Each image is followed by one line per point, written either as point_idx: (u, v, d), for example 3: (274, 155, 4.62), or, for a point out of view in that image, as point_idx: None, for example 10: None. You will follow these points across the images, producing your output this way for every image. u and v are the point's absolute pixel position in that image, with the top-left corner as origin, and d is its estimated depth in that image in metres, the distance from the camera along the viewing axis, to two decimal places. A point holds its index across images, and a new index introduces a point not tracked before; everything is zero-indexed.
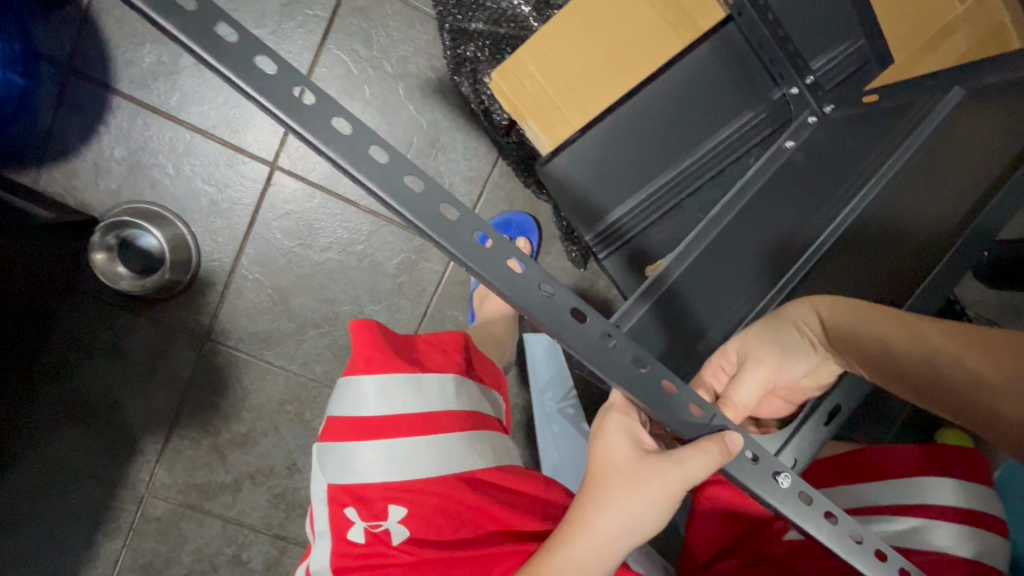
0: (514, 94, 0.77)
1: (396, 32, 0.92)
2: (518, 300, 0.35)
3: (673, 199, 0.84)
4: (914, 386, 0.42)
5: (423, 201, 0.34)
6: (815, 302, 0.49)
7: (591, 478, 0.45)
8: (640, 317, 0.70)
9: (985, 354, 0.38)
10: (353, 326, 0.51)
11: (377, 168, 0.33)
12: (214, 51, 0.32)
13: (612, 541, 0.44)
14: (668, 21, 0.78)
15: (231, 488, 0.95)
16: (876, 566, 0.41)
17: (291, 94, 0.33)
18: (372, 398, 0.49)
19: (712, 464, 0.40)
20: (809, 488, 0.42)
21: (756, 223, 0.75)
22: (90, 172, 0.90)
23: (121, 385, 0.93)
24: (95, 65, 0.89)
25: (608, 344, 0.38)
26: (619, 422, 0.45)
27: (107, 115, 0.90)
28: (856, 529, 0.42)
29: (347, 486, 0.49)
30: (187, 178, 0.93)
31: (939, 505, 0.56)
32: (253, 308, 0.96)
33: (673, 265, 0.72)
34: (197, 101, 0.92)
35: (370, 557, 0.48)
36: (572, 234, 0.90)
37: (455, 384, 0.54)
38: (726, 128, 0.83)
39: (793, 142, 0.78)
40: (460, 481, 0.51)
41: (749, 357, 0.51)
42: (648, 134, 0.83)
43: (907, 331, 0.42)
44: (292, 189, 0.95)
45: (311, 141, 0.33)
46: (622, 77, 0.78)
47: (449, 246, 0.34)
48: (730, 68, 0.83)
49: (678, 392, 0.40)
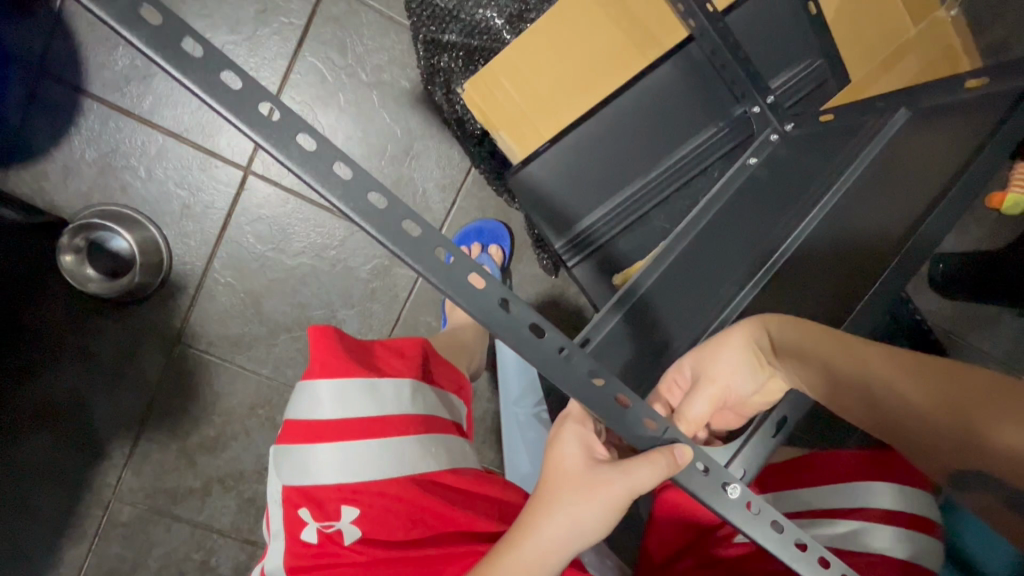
0: (486, 105, 0.78)
1: (371, 41, 0.93)
2: (475, 311, 0.36)
3: (641, 208, 0.88)
4: (856, 405, 0.45)
5: (385, 217, 0.35)
6: (765, 322, 0.50)
7: (546, 487, 0.47)
8: (612, 327, 0.73)
9: (918, 379, 0.40)
10: (311, 331, 0.52)
11: (341, 184, 0.34)
12: (184, 71, 0.33)
13: (561, 546, 0.46)
14: (634, 40, 0.81)
15: (200, 493, 0.95)
16: (818, 572, 0.43)
17: (252, 106, 0.34)
18: (328, 402, 0.51)
19: (661, 475, 0.42)
20: (756, 498, 0.44)
21: (722, 235, 0.78)
22: (60, 174, 0.90)
23: (89, 389, 0.93)
24: (66, 67, 0.89)
25: (569, 361, 0.39)
26: (574, 432, 0.48)
27: (78, 117, 0.90)
28: (801, 536, 0.44)
29: (301, 487, 0.50)
30: (159, 181, 0.93)
31: (884, 509, 0.59)
32: (225, 313, 0.96)
33: (644, 277, 0.74)
34: (170, 105, 0.93)
35: (323, 556, 0.49)
36: (543, 243, 0.91)
37: (411, 389, 0.55)
38: (692, 140, 0.87)
39: (755, 159, 0.82)
40: (413, 483, 0.52)
41: (701, 376, 0.53)
42: (620, 146, 0.85)
43: (847, 352, 0.44)
44: (265, 194, 0.96)
45: (270, 152, 0.34)
46: (590, 91, 0.81)
47: (409, 260, 0.35)
48: (695, 85, 0.86)
49: (633, 407, 0.42)
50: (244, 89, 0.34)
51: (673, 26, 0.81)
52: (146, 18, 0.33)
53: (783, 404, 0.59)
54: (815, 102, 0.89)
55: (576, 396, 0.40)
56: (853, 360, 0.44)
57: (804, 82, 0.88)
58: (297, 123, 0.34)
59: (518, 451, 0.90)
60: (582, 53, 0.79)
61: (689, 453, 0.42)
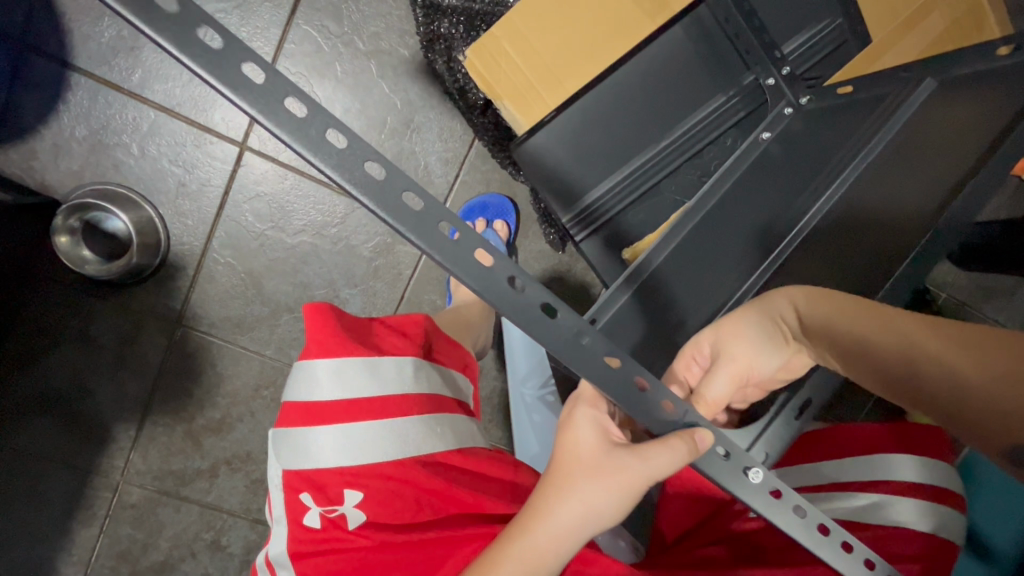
0: (488, 73, 0.74)
1: (367, 7, 0.89)
2: (484, 292, 0.34)
3: (651, 180, 0.85)
4: (891, 382, 0.42)
5: (384, 189, 0.33)
6: (791, 295, 0.48)
7: (554, 471, 0.45)
8: (621, 305, 0.70)
9: (970, 351, 0.38)
10: (306, 310, 0.49)
11: (335, 153, 0.32)
12: (156, 28, 0.30)
13: (573, 532, 0.44)
14: (646, 8, 0.77)
15: (207, 475, 0.95)
16: (840, 557, 0.42)
17: (235, 67, 0.31)
18: (326, 382, 0.48)
19: (681, 461, 0.40)
20: (780, 483, 0.42)
21: (742, 209, 0.74)
22: (51, 152, 0.87)
23: (92, 372, 0.92)
24: (51, 39, 0.85)
25: (581, 341, 0.37)
26: (586, 415, 0.46)
27: (66, 92, 0.86)
28: (825, 522, 0.42)
29: (302, 472, 0.48)
30: (153, 158, 0.90)
31: (902, 481, 0.57)
32: (225, 292, 0.94)
33: (654, 253, 0.71)
34: (162, 79, 0.89)
35: (325, 541, 0.48)
36: (549, 217, 0.89)
37: (414, 367, 0.53)
38: (702, 110, 0.84)
39: (769, 134, 0.79)
40: (418, 465, 0.50)
41: (721, 352, 0.50)
42: (623, 115, 0.83)
43: (888, 326, 0.42)
44: (262, 171, 0.93)
45: (258, 120, 0.31)
46: (598, 60, 0.78)
47: (414, 236, 0.33)
48: (706, 50, 0.83)
49: (651, 389, 0.40)
50: (223, 47, 0.31)
51: None
52: None
53: (808, 386, 0.57)
54: (831, 67, 0.86)
55: (589, 380, 0.37)
56: (892, 331, 0.41)
57: (822, 43, 0.84)
58: (286, 85, 0.32)
59: (527, 433, 0.89)
60: (593, 13, 0.74)
61: (709, 438, 0.41)
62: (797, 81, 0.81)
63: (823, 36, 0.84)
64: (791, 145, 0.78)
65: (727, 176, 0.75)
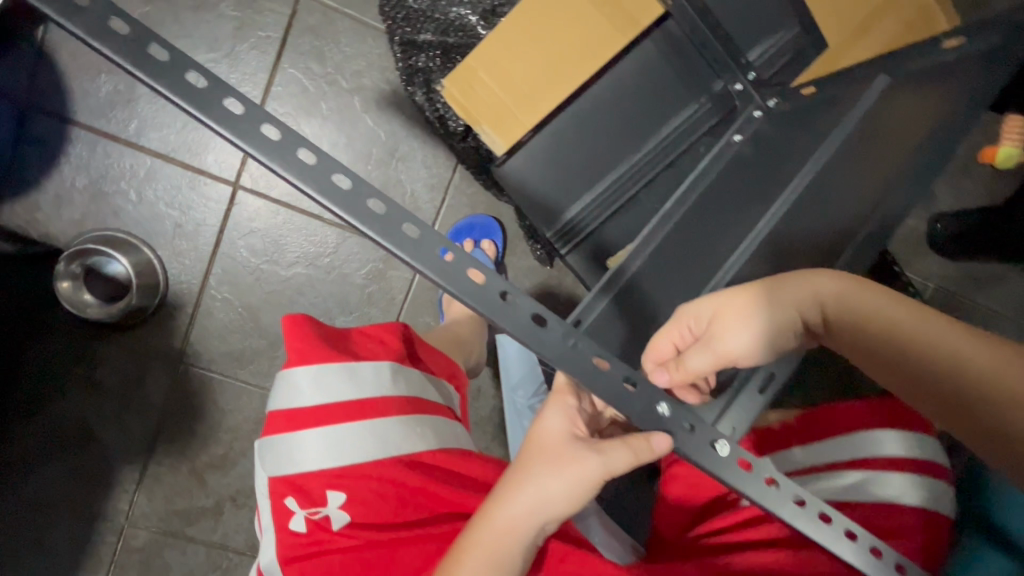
0: (465, 99, 0.81)
1: (349, 47, 0.94)
2: (451, 287, 0.36)
3: (630, 191, 0.87)
4: (932, 391, 0.45)
5: (352, 199, 0.35)
6: (829, 285, 0.48)
7: (523, 458, 0.50)
8: (602, 309, 0.72)
9: (1003, 364, 0.43)
10: (284, 321, 0.51)
11: (306, 169, 0.34)
12: (146, 71, 0.33)
13: (531, 518, 0.48)
14: (616, 27, 0.81)
15: (212, 512, 0.97)
16: (818, 528, 0.44)
17: (218, 101, 0.34)
18: (307, 389, 0.50)
19: (637, 456, 0.46)
20: (748, 454, 0.44)
21: (714, 213, 0.77)
22: (52, 204, 0.90)
23: (96, 416, 0.93)
24: (51, 97, 0.89)
25: (541, 325, 0.39)
26: (557, 407, 0.51)
27: (67, 146, 0.90)
28: (798, 492, 0.45)
29: (287, 477, 0.50)
30: (150, 203, 0.93)
31: (891, 456, 0.57)
32: (224, 328, 0.96)
33: (632, 257, 0.75)
34: (157, 127, 0.92)
35: (313, 543, 0.50)
36: (534, 235, 0.93)
37: (392, 371, 0.55)
38: (675, 119, 0.87)
39: (740, 136, 0.82)
40: (399, 463, 0.52)
41: (719, 319, 0.49)
42: (599, 132, 0.86)
43: (931, 331, 0.45)
44: (255, 208, 0.95)
45: (238, 147, 0.34)
46: (573, 76, 0.81)
47: (381, 238, 0.35)
48: (675, 64, 0.86)
49: (611, 367, 0.42)
50: (208, 87, 0.34)
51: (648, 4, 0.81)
52: (111, 24, 0.33)
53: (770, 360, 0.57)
54: (794, 72, 0.89)
55: (554, 362, 0.39)
56: (934, 339, 0.45)
57: (781, 50, 0.88)
58: (262, 114, 0.35)
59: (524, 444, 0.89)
60: (562, 36, 0.80)
61: (666, 444, 0.44)
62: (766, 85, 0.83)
63: (781, 46, 0.88)
64: (761, 142, 0.81)
65: (702, 177, 0.80)
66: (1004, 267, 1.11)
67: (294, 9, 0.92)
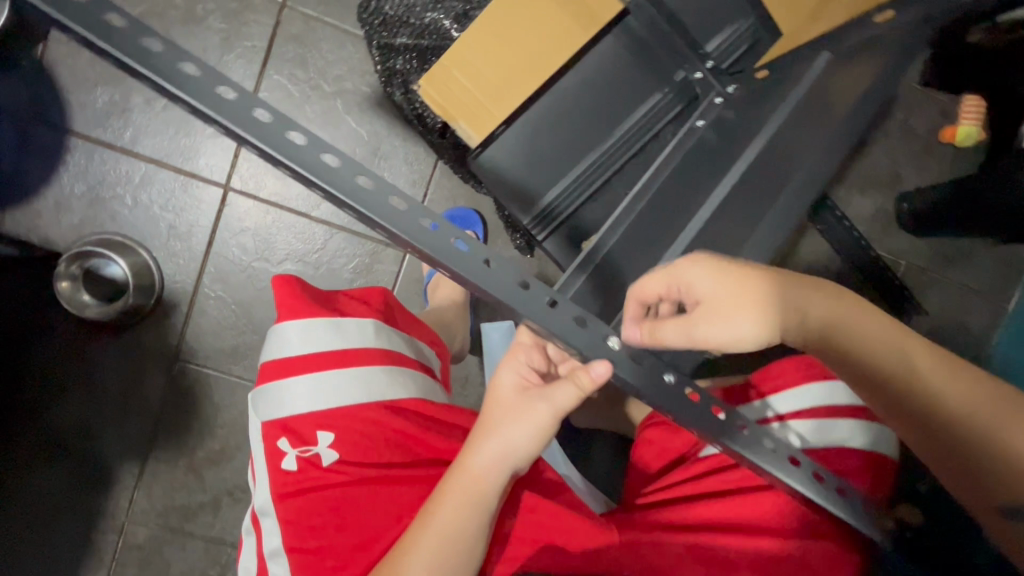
0: (442, 100, 0.84)
1: (330, 54, 0.99)
2: (402, 231, 0.40)
3: (601, 177, 0.92)
4: (931, 423, 0.50)
5: (305, 152, 0.39)
6: (842, 305, 0.52)
7: (487, 410, 0.56)
8: (579, 287, 0.74)
9: (988, 405, 0.49)
10: (274, 281, 0.58)
11: (259, 126, 0.38)
12: (102, 36, 0.36)
13: (499, 460, 0.54)
14: (578, 24, 0.87)
15: (210, 507, 0.99)
16: (757, 450, 0.50)
17: (173, 65, 0.37)
18: (294, 340, 0.58)
19: (580, 391, 0.50)
20: (691, 384, 0.50)
21: (681, 190, 0.79)
22: (52, 210, 0.95)
23: (95, 414, 0.97)
24: (51, 110, 0.94)
25: (490, 268, 0.43)
26: (511, 364, 0.57)
27: (66, 155, 0.95)
28: (741, 419, 0.50)
29: (280, 421, 0.57)
30: (145, 207, 0.97)
31: (835, 405, 0.65)
32: (218, 325, 1.00)
33: (606, 237, 0.77)
34: (150, 134, 0.97)
35: (306, 481, 0.57)
36: (513, 223, 0.97)
37: (375, 327, 0.62)
38: (640, 109, 0.92)
39: (702, 122, 0.85)
40: (383, 407, 0.59)
41: (715, 292, 0.50)
42: (569, 121, 0.91)
43: (932, 368, 0.51)
44: (246, 208, 0.99)
45: (194, 106, 0.37)
46: (540, 70, 0.86)
47: (331, 187, 0.38)
48: (637, 57, 0.92)
49: (560, 306, 0.45)
50: (164, 52, 0.37)
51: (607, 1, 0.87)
52: None
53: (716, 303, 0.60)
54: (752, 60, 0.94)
55: (504, 301, 0.43)
56: (934, 374, 0.50)
57: (739, 40, 0.93)
58: (252, 99, 0.38)
59: None
60: (528, 34, 0.84)
61: (605, 369, 0.46)
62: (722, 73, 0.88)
63: (739, 35, 0.93)
64: (724, 127, 0.84)
65: (669, 160, 0.82)
66: (971, 242, 1.14)
67: (278, 19, 0.98)
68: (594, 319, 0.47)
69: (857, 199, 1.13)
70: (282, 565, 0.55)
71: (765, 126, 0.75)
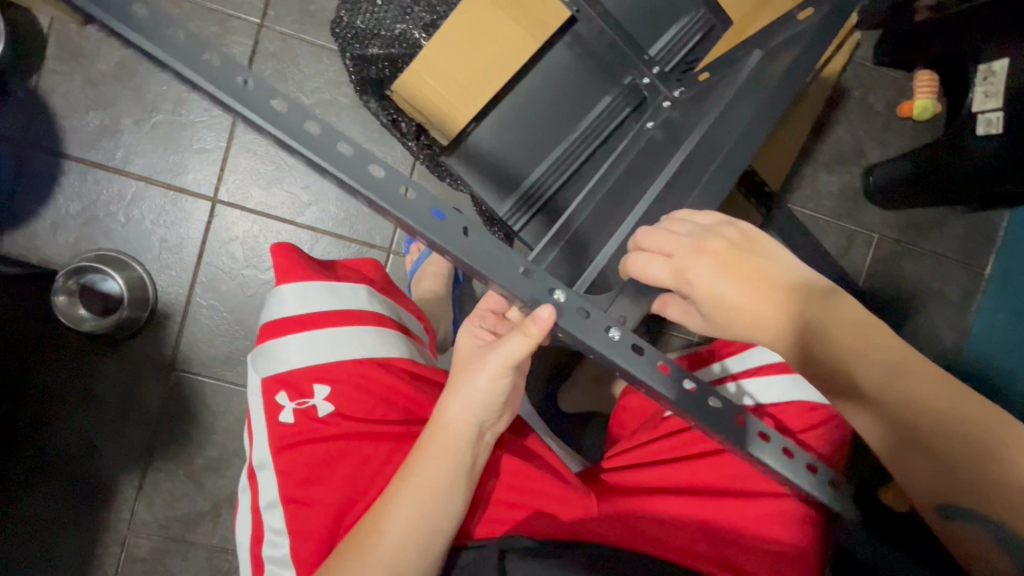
0: (413, 101, 0.89)
1: (307, 68, 1.05)
2: (347, 173, 0.42)
3: (569, 168, 0.95)
4: (921, 430, 0.45)
5: (256, 97, 0.42)
6: (817, 299, 0.49)
7: (453, 375, 0.58)
8: (552, 258, 0.80)
9: (979, 411, 0.45)
10: (273, 249, 0.65)
11: (212, 69, 0.42)
12: None
13: (469, 417, 0.56)
14: (533, 34, 0.90)
15: (211, 515, 1.00)
16: (707, 412, 0.49)
17: (135, 12, 0.41)
18: (292, 300, 0.62)
19: (530, 342, 0.50)
20: (640, 340, 0.48)
21: (632, 177, 0.82)
22: (49, 231, 0.99)
23: (95, 427, 0.99)
24: (46, 136, 1.00)
25: (438, 217, 0.45)
26: (467, 330, 0.60)
27: (60, 178, 1.00)
28: (688, 377, 0.49)
29: (278, 374, 0.61)
30: (137, 222, 1.02)
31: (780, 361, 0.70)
32: (211, 334, 1.03)
33: (577, 212, 0.84)
34: (140, 154, 1.02)
35: (301, 430, 0.60)
36: (492, 217, 1.00)
37: (367, 293, 0.67)
38: (593, 111, 0.96)
39: (652, 122, 0.91)
40: (374, 363, 0.63)
41: (703, 317, 0.52)
42: (536, 114, 0.96)
43: (917, 370, 0.46)
44: (234, 219, 1.04)
45: (152, 50, 0.41)
46: (501, 73, 0.90)
47: (277, 128, 0.42)
48: (586, 63, 0.96)
49: (509, 257, 0.47)
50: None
51: (556, 10, 0.91)
52: None
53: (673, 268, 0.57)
54: (706, 48, 0.99)
55: (452, 249, 0.44)
56: (919, 376, 0.46)
57: (692, 31, 0.98)
58: (209, 46, 0.42)
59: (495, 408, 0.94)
60: (491, 42, 0.88)
61: (551, 312, 0.46)
62: (668, 78, 0.91)
63: (691, 26, 0.98)
64: (670, 127, 0.86)
65: (623, 157, 0.88)
66: (941, 212, 1.17)
67: (256, 39, 1.04)
68: (540, 270, 0.48)
69: (824, 176, 1.17)
70: (280, 515, 0.57)
71: (702, 117, 0.75)
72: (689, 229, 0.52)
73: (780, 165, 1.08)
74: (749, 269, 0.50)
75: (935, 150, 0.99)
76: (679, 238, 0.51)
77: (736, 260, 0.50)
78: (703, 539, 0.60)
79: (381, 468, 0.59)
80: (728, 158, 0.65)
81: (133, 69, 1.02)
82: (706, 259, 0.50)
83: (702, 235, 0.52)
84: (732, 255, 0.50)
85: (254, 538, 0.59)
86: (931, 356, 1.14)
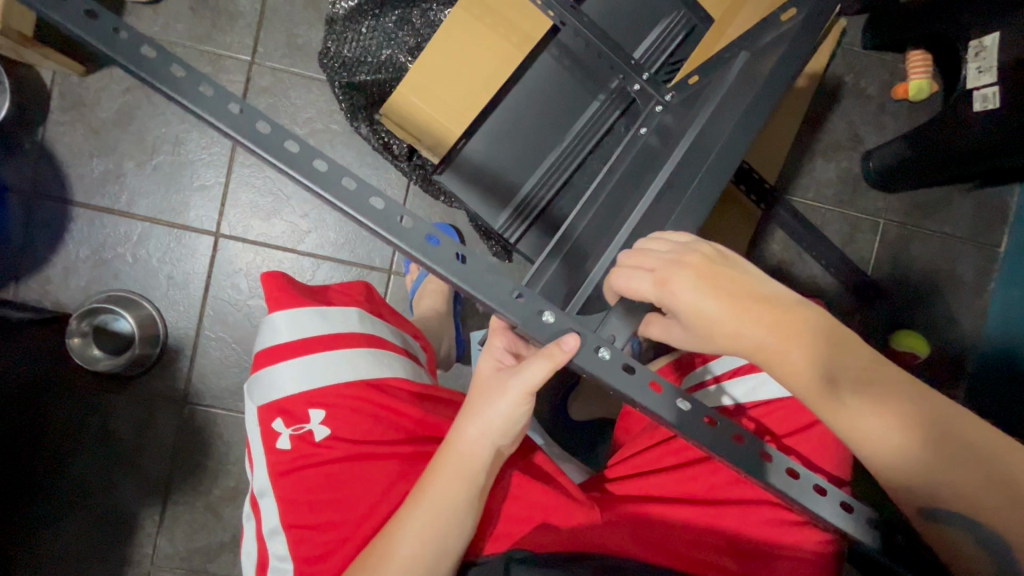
0: (402, 121, 0.91)
1: (299, 99, 1.08)
2: (351, 206, 0.43)
3: (561, 177, 0.96)
4: (904, 438, 0.44)
5: (272, 140, 0.44)
6: (792, 310, 0.48)
7: (472, 397, 0.57)
8: (549, 274, 0.80)
9: (952, 419, 0.45)
10: (263, 278, 0.65)
11: (233, 118, 0.43)
12: (110, 47, 0.43)
13: (479, 445, 0.55)
14: (519, 50, 0.91)
15: (231, 546, 1.01)
16: (702, 428, 0.48)
17: (167, 69, 0.43)
18: (284, 328, 0.63)
19: (554, 362, 0.47)
20: (630, 359, 0.48)
21: (622, 186, 0.81)
22: (62, 275, 1.02)
23: (114, 464, 1.01)
24: (54, 185, 1.03)
25: (429, 241, 0.45)
26: (489, 350, 0.58)
27: (70, 223, 1.03)
28: (684, 396, 0.48)
29: (273, 402, 0.62)
30: (144, 261, 1.05)
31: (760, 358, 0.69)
32: (221, 365, 1.04)
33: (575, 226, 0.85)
34: (144, 195, 1.05)
35: (299, 456, 0.60)
36: (489, 233, 1.01)
37: (359, 316, 0.68)
38: (584, 115, 0.97)
39: (646, 128, 0.88)
40: (368, 385, 0.64)
41: (686, 329, 0.50)
42: (527, 125, 0.97)
43: (892, 378, 0.46)
44: (237, 251, 1.06)
45: (181, 102, 0.43)
46: (487, 88, 0.90)
47: (288, 168, 0.43)
48: (574, 72, 0.98)
49: (502, 279, 0.47)
50: (157, 57, 0.44)
51: (537, 19, 0.91)
52: (88, 15, 0.43)
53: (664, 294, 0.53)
54: (688, 48, 0.99)
55: (438, 271, 0.45)
56: (894, 385, 0.46)
57: (673, 33, 0.99)
58: (228, 95, 0.44)
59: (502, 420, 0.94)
60: (477, 62, 0.90)
61: (576, 340, 0.47)
62: (657, 83, 0.86)
63: (673, 27, 0.99)
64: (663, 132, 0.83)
65: (616, 166, 0.87)
66: (946, 192, 1.14)
67: (248, 76, 1.07)
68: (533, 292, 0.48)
69: (821, 164, 1.15)
70: (282, 542, 0.58)
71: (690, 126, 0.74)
72: (668, 246, 0.51)
73: (774, 157, 1.07)
74: (729, 282, 0.49)
75: (934, 127, 0.98)
76: (659, 254, 0.50)
77: (714, 273, 0.49)
78: (709, 547, 0.59)
79: (383, 493, 0.59)
80: (714, 160, 0.64)
81: (132, 114, 1.05)
82: (687, 271, 0.48)
83: (681, 250, 0.51)
84: (710, 269, 0.49)
85: (260, 565, 0.59)
86: (950, 340, 1.11)
